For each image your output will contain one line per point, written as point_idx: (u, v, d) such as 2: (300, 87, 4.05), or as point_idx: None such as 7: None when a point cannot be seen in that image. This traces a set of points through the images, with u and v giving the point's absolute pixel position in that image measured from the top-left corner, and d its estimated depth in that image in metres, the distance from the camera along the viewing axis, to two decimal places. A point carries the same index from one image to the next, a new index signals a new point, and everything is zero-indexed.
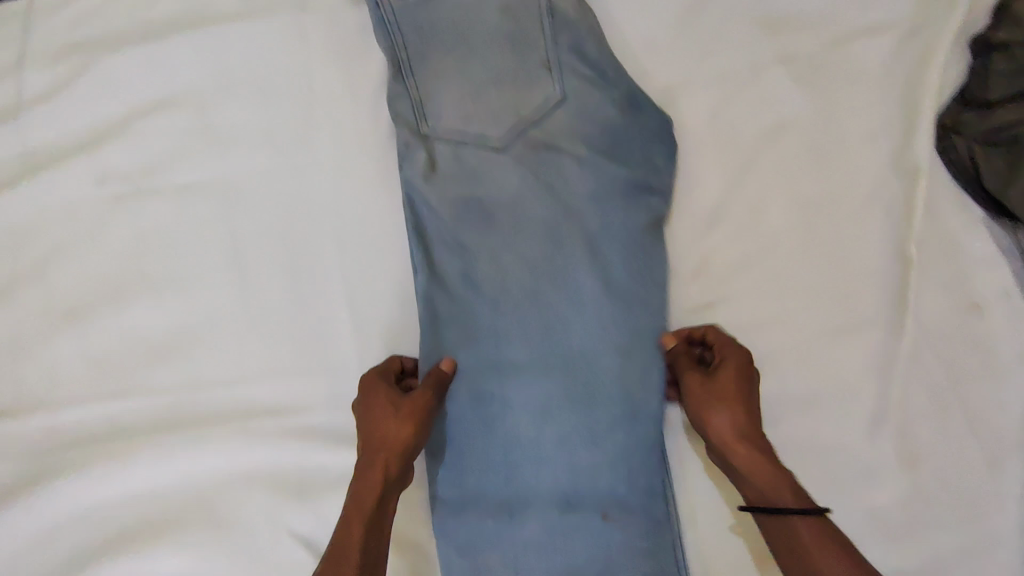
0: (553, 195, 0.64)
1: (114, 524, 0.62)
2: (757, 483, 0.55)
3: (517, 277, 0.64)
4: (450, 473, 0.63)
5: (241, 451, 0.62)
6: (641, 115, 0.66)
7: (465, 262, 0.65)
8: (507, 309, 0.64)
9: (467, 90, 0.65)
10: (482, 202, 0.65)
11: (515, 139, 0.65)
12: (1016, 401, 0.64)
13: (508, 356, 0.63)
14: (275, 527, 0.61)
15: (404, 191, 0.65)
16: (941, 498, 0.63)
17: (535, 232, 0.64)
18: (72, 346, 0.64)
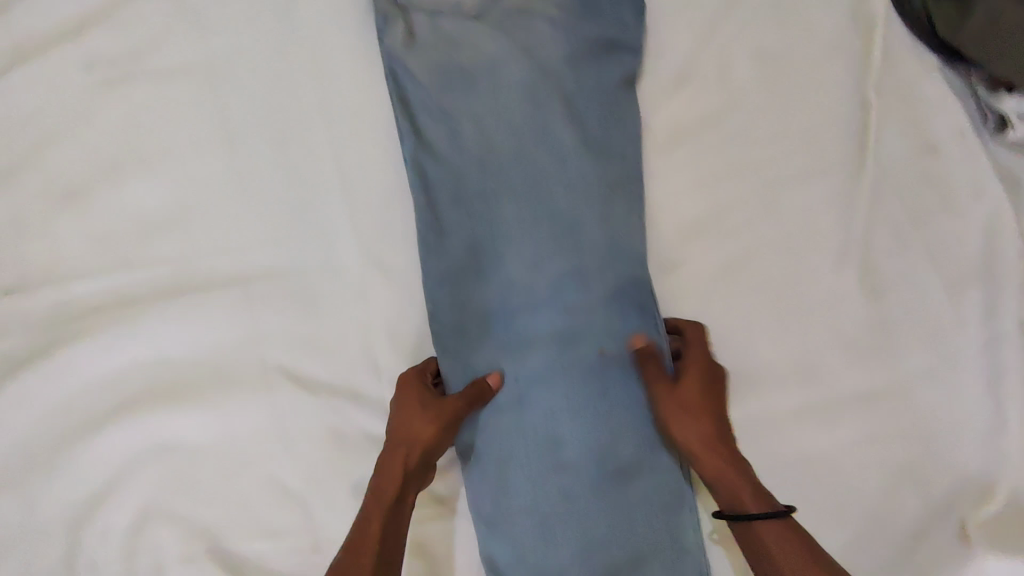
0: (529, 55, 0.67)
1: (125, 389, 0.65)
2: (724, 489, 0.58)
3: (501, 136, 0.66)
4: (450, 325, 0.65)
5: (244, 311, 0.65)
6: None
7: (450, 126, 0.67)
8: (493, 168, 0.67)
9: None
10: (461, 68, 0.67)
11: (489, 7, 0.69)
12: (970, 229, 0.69)
13: (498, 211, 0.66)
14: (284, 377, 0.64)
15: (387, 60, 0.67)
16: (906, 322, 0.68)
17: (513, 92, 0.67)
18: (75, 223, 0.67)
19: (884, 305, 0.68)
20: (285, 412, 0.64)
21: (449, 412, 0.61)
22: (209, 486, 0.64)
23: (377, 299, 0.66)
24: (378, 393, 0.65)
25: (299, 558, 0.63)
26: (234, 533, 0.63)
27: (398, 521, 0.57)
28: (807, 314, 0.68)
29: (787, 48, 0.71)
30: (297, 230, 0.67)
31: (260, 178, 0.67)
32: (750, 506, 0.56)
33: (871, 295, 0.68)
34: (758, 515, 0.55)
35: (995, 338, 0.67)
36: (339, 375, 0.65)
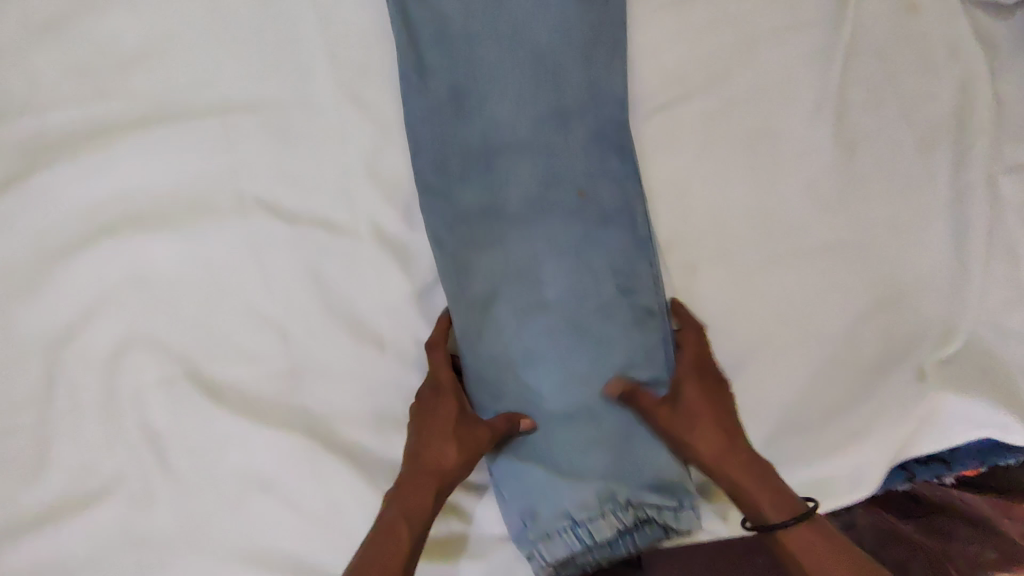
0: None
1: (102, 218, 0.64)
2: (745, 495, 0.60)
3: None
4: (432, 160, 0.66)
5: (224, 144, 0.65)
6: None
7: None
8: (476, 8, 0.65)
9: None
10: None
11: None
12: (944, 87, 0.69)
13: (480, 51, 0.65)
14: (262, 210, 0.65)
15: None
16: (879, 177, 0.69)
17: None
18: (46, 51, 0.65)
19: (858, 159, 0.69)
20: (263, 244, 0.65)
21: (476, 443, 0.61)
22: (187, 314, 0.64)
23: (355, 138, 0.66)
24: (356, 228, 0.65)
25: (277, 383, 0.64)
26: (212, 360, 0.64)
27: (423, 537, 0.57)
28: (783, 166, 0.68)
29: None
30: (276, 65, 0.66)
31: (236, 11, 0.66)
32: (773, 516, 0.58)
33: (845, 150, 0.69)
34: (781, 523, 0.57)
35: (960, 193, 0.69)
36: (317, 210, 0.65)
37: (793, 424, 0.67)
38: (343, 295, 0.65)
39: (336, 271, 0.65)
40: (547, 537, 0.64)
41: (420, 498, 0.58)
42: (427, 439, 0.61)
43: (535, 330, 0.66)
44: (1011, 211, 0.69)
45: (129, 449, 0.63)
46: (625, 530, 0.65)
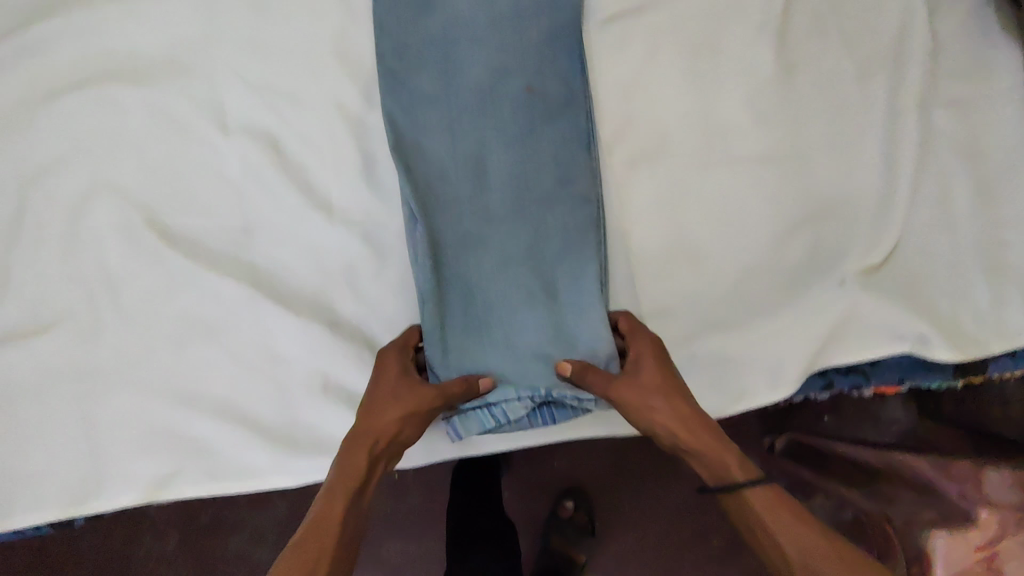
0: None
1: (87, 73, 0.69)
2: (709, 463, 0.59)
3: None
4: (393, 44, 0.69)
5: (200, 13, 0.69)
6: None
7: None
8: None
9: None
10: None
11: None
12: (884, 22, 0.73)
13: None
14: (231, 77, 0.69)
15: None
16: (815, 98, 0.72)
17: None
18: None
19: (797, 79, 0.72)
20: (229, 108, 0.69)
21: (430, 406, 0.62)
22: (153, 165, 0.68)
23: (322, 18, 0.70)
24: (315, 101, 0.69)
25: (229, 238, 0.68)
26: (171, 210, 0.68)
27: (362, 498, 0.56)
28: (723, 77, 0.72)
29: None
30: None
31: None
32: (736, 476, 0.57)
33: (786, 69, 0.72)
34: (747, 483, 0.56)
35: (895, 117, 0.72)
36: (281, 81, 0.69)
37: (710, 322, 0.71)
38: (298, 161, 0.69)
39: (294, 138, 0.69)
40: (463, 415, 0.68)
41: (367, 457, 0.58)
42: (379, 404, 0.61)
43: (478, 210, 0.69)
44: (942, 140, 0.73)
45: (82, 285, 0.66)
46: (537, 412, 0.70)
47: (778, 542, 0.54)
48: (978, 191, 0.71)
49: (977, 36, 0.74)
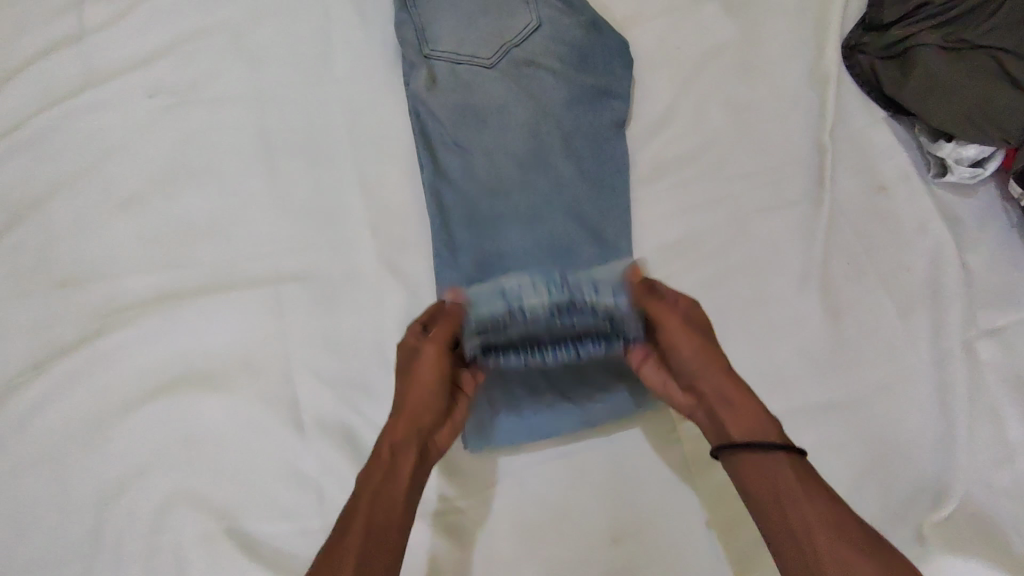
0: (532, 99, 0.77)
1: (162, 377, 0.71)
2: (726, 386, 0.63)
3: (508, 170, 0.76)
4: None
5: (275, 310, 0.73)
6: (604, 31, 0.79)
7: (466, 158, 0.76)
8: (503, 195, 0.76)
9: (460, 17, 0.77)
10: (482, 109, 0.77)
11: (502, 57, 0.77)
12: (917, 261, 0.78)
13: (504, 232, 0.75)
14: (306, 372, 0.71)
15: (411, 103, 0.77)
16: (864, 340, 0.75)
17: (520, 131, 0.76)
18: (128, 226, 0.75)
19: (844, 322, 0.76)
20: (305, 402, 0.71)
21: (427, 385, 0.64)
22: (232, 468, 0.69)
23: (392, 306, 0.74)
24: (389, 388, 0.71)
25: (309, 541, 0.67)
26: (250, 514, 0.68)
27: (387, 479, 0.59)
28: (772, 328, 0.76)
29: (752, 96, 0.82)
30: (325, 239, 0.75)
31: (295, 194, 0.77)
32: (768, 431, 0.59)
33: (831, 315, 0.76)
34: (774, 447, 0.58)
35: (943, 354, 0.75)
36: (355, 370, 0.72)
37: None
38: (374, 450, 0.70)
39: (370, 427, 0.70)
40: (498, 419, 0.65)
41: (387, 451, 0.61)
42: (393, 398, 0.65)
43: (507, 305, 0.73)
44: (992, 371, 0.75)
45: None
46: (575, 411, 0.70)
47: (803, 514, 0.54)
48: None
49: (1008, 266, 0.78)
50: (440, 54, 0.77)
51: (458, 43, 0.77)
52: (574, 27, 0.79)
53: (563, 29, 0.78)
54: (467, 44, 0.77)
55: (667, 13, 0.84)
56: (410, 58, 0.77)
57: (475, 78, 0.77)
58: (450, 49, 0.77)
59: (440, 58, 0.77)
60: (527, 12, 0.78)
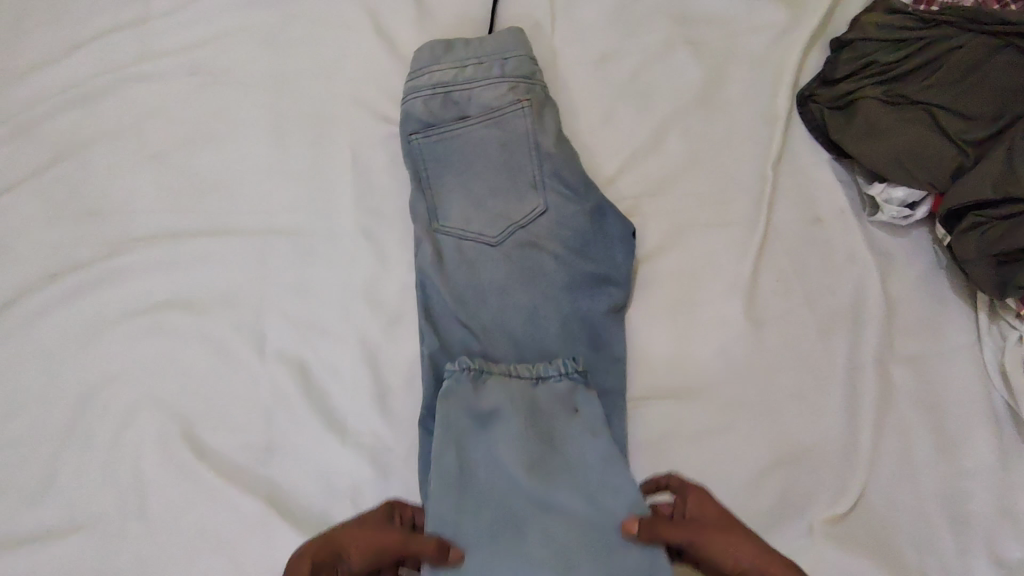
0: (532, 232, 0.81)
1: (152, 299, 0.82)
2: (764, 565, 0.59)
3: (501, 277, 0.79)
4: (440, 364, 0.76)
5: (259, 257, 0.84)
6: (605, 216, 0.83)
7: (466, 295, 0.79)
8: (494, 297, 0.79)
9: (471, 197, 0.83)
10: (480, 301, 0.79)
11: (507, 236, 0.80)
12: (844, 287, 0.84)
13: (489, 307, 0.79)
14: (274, 311, 0.81)
15: (420, 277, 0.80)
16: (783, 352, 0.81)
17: (518, 306, 0.79)
18: (151, 175, 0.89)
19: (767, 332, 0.82)
20: (268, 337, 0.80)
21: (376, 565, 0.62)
22: (195, 384, 0.78)
23: (360, 266, 0.84)
24: (344, 334, 0.80)
25: (250, 455, 0.76)
26: (204, 425, 0.77)
27: None
28: (698, 330, 0.82)
29: (707, 129, 0.92)
30: (313, 205, 0.87)
31: (296, 166, 0.90)
32: None
33: (756, 324, 0.82)
34: None
35: (855, 372, 0.80)
36: (317, 315, 0.81)
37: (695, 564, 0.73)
38: (321, 386, 0.79)
39: (321, 366, 0.79)
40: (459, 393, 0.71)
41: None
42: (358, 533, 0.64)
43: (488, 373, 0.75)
44: (902, 395, 0.80)
45: (118, 492, 0.74)
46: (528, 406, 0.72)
47: None
48: (939, 446, 0.77)
49: (929, 300, 0.84)
50: (445, 240, 0.81)
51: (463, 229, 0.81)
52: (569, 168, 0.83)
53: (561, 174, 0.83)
54: (472, 222, 0.81)
55: (640, 53, 0.96)
56: (421, 246, 0.81)
57: (474, 272, 0.80)
58: (455, 244, 0.81)
59: (449, 245, 0.81)
60: (530, 169, 0.83)
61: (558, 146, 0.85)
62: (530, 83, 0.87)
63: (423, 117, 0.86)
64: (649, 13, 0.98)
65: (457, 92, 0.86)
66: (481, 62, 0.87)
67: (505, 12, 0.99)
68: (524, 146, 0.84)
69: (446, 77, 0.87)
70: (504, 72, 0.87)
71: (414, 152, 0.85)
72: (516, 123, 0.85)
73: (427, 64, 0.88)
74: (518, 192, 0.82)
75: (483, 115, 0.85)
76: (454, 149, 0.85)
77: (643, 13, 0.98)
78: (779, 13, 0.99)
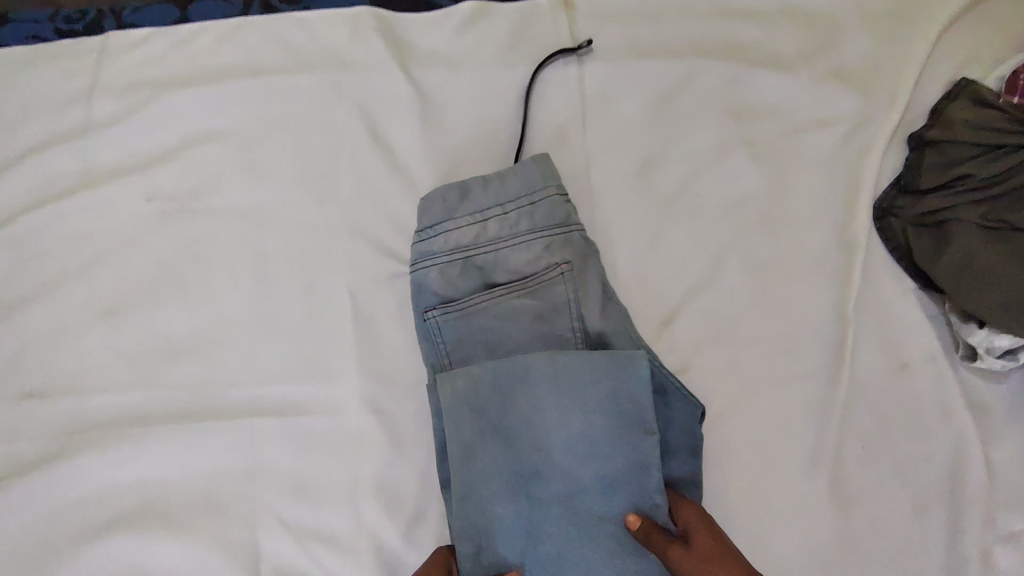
0: (591, 449, 0.63)
1: (120, 506, 0.68)
2: None
3: (551, 504, 0.63)
4: None
5: (244, 445, 0.69)
6: (668, 398, 0.69)
7: (516, 525, 0.63)
8: (551, 526, 0.63)
9: (506, 405, 0.65)
10: (572, 567, 0.62)
11: (565, 457, 0.63)
12: (938, 454, 0.72)
13: (549, 540, 0.63)
14: (268, 517, 0.67)
15: (461, 525, 0.64)
16: (870, 538, 0.70)
17: (581, 531, 0.62)
18: (106, 339, 0.73)
19: (852, 515, 0.71)
20: (264, 552, 0.67)
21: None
22: None
23: (369, 453, 0.69)
24: (356, 543, 0.67)
25: None
26: None
27: None
28: (773, 515, 0.71)
29: (774, 255, 0.78)
30: (306, 372, 0.72)
31: (283, 319, 0.73)
32: None
33: (840, 504, 0.71)
34: None
35: (954, 563, 0.69)
36: (321, 521, 0.67)
37: None
38: None
39: None
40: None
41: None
42: None
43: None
44: None
45: None
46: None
47: None
48: None
49: None
50: (526, 495, 0.63)
51: (541, 477, 0.64)
52: (618, 339, 0.69)
53: (610, 346, 0.70)
54: (555, 465, 0.63)
55: (692, 158, 0.81)
56: (489, 504, 0.64)
57: (548, 523, 0.63)
58: (533, 498, 0.64)
59: (525, 498, 0.63)
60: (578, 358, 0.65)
61: (604, 313, 0.70)
62: (567, 233, 0.72)
63: (440, 288, 0.72)
64: (698, 105, 0.82)
65: (480, 255, 0.72)
66: (505, 213, 0.73)
67: (527, 106, 0.81)
68: (566, 322, 0.70)
69: (464, 237, 0.72)
70: (534, 224, 0.73)
71: (433, 332, 0.70)
72: (556, 296, 0.70)
73: (439, 220, 0.73)
74: (598, 413, 0.63)
75: (514, 284, 0.70)
76: (483, 329, 0.70)
77: (692, 105, 0.82)
78: (852, 101, 0.83)
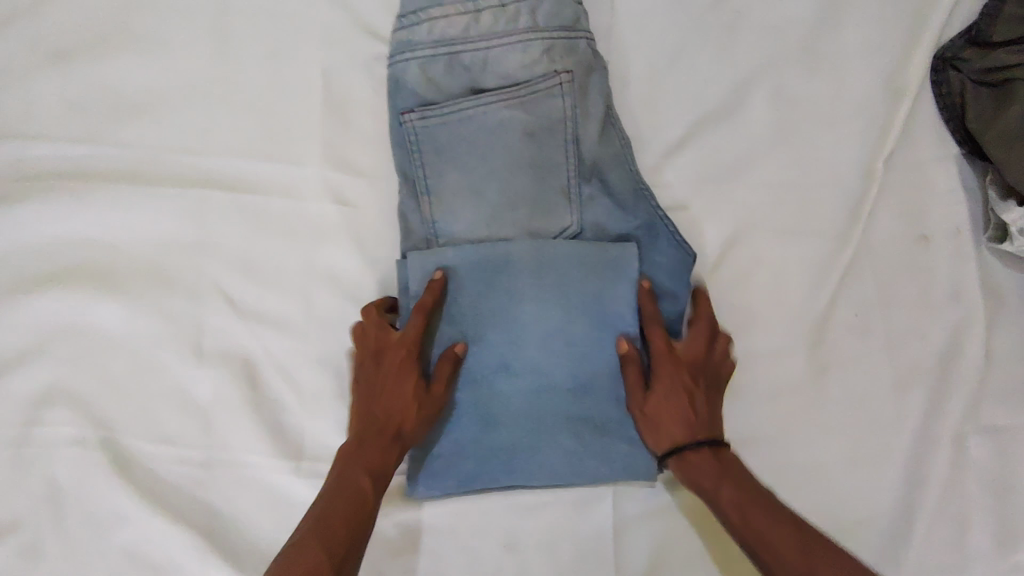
0: (568, 346, 0.60)
1: (64, 262, 0.64)
2: (678, 404, 0.58)
3: (515, 394, 0.61)
4: (440, 482, 0.60)
5: (195, 216, 0.64)
6: (656, 239, 0.64)
7: (473, 409, 0.61)
8: (511, 416, 0.60)
9: (480, 285, 0.60)
10: (525, 459, 0.60)
11: (537, 348, 0.60)
12: (936, 332, 0.67)
13: (505, 428, 0.60)
14: (216, 292, 0.64)
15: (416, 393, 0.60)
16: (843, 407, 0.66)
17: (540, 423, 0.60)
18: (52, 86, 0.66)
19: (829, 382, 0.66)
20: (207, 327, 0.64)
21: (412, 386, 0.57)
22: (116, 377, 0.63)
23: (327, 244, 0.64)
24: (304, 331, 0.64)
25: (184, 468, 0.62)
26: (131, 430, 0.63)
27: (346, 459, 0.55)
28: (745, 369, 0.66)
29: (805, 95, 0.68)
30: (267, 150, 0.65)
31: (248, 88, 0.66)
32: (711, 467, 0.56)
33: (819, 369, 0.66)
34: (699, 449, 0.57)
35: (923, 443, 0.65)
36: (271, 306, 0.64)
37: None
38: (274, 396, 0.63)
39: (274, 370, 0.64)
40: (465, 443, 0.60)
41: (361, 456, 0.55)
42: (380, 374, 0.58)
43: (504, 475, 0.60)
44: (971, 472, 0.65)
45: (31, 498, 0.61)
46: (560, 468, 0.60)
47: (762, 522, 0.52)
48: (1001, 538, 0.64)
49: None
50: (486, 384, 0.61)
51: (506, 368, 0.60)
52: (612, 168, 0.63)
53: (603, 175, 0.63)
54: (525, 359, 0.60)
55: None
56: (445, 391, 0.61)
57: (505, 412, 0.61)
58: (492, 387, 0.61)
59: (483, 388, 0.61)
60: (568, 244, 0.60)
61: (602, 139, 0.63)
62: (572, 37, 0.62)
63: (419, 88, 0.62)
64: None
65: (468, 53, 0.61)
66: (502, 4, 0.61)
67: None
68: (559, 143, 0.62)
69: (452, 29, 0.61)
70: (535, 25, 0.61)
71: (407, 139, 0.61)
72: (553, 119, 0.62)
73: (425, 5, 0.61)
74: (579, 311, 0.60)
75: (506, 91, 0.61)
76: (465, 141, 0.61)
77: None
78: None
